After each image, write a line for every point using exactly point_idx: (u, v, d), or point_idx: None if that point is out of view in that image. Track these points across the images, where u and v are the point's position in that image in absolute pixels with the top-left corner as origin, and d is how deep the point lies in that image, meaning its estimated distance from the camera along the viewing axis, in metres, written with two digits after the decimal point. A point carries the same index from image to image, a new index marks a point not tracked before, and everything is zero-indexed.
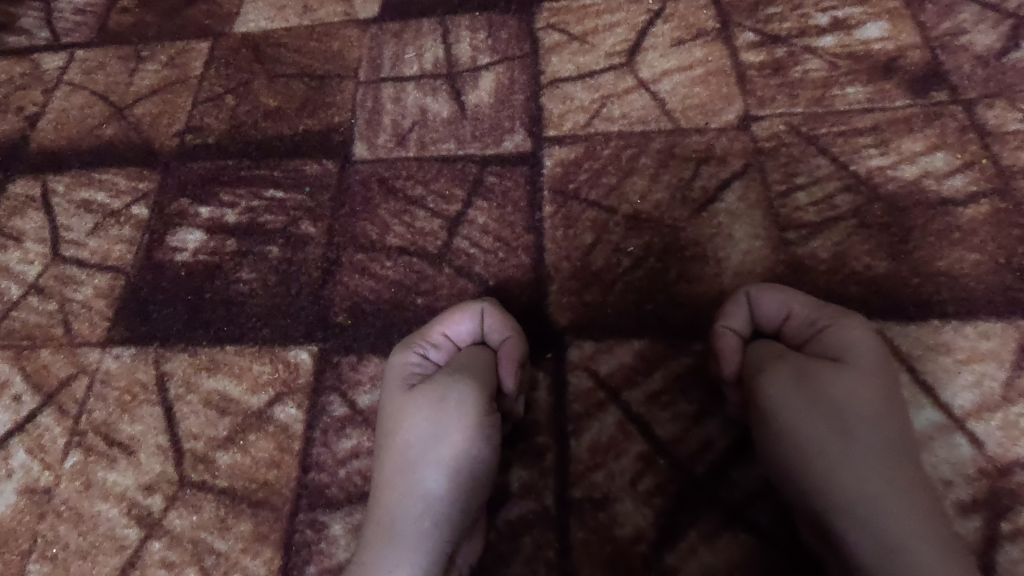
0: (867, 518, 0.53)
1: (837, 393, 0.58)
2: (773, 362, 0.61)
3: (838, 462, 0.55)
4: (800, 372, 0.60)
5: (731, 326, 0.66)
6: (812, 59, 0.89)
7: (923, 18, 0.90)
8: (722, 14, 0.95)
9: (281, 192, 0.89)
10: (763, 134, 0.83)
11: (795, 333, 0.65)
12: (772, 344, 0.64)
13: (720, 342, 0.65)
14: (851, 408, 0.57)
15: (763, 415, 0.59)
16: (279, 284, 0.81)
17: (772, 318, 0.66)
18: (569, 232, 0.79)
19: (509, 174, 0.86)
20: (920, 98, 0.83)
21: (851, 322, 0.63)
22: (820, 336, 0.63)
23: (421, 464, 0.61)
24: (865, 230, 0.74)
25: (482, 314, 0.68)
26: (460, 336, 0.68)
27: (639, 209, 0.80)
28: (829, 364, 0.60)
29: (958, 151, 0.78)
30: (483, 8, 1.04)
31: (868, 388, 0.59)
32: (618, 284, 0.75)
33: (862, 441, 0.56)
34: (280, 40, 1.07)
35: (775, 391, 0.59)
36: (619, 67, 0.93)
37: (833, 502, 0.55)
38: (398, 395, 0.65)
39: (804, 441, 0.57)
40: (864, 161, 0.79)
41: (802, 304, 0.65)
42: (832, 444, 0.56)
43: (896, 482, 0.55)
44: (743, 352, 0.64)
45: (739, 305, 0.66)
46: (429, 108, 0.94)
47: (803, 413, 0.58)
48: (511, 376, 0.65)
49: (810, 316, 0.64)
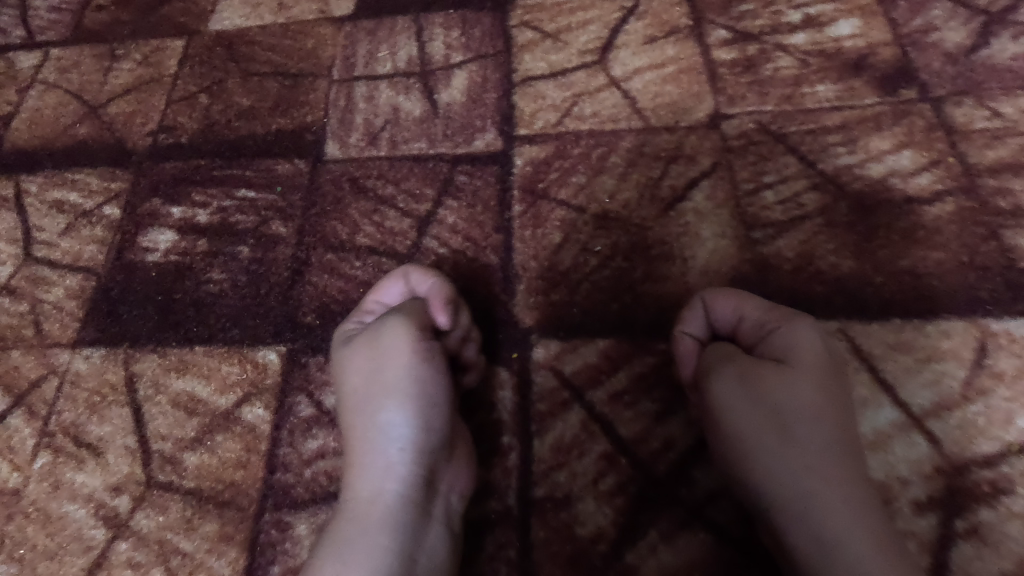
0: (811, 525, 0.54)
1: (784, 399, 0.58)
2: (722, 368, 0.61)
3: (772, 465, 0.57)
4: (744, 376, 0.60)
5: (688, 332, 0.66)
6: (783, 57, 0.89)
7: (895, 15, 0.89)
8: (695, 11, 0.95)
9: (253, 192, 0.89)
10: (732, 132, 0.83)
11: (749, 333, 0.65)
12: (723, 347, 0.64)
13: (677, 348, 0.66)
14: (797, 414, 0.58)
15: (713, 423, 0.61)
16: (249, 285, 0.81)
17: (727, 321, 0.65)
18: (537, 231, 0.79)
19: (479, 173, 0.85)
20: (889, 96, 0.83)
21: (799, 322, 0.62)
22: (770, 339, 0.63)
23: (376, 405, 0.62)
24: (830, 229, 0.74)
25: (405, 274, 0.72)
26: (392, 297, 0.71)
27: (608, 208, 0.80)
28: (775, 367, 0.60)
29: (925, 149, 0.78)
30: (457, 6, 1.03)
31: (815, 393, 0.59)
32: (585, 283, 0.75)
33: (806, 447, 0.57)
34: (255, 38, 1.07)
35: (723, 400, 0.60)
36: (591, 65, 0.93)
37: (778, 510, 0.56)
38: (343, 357, 0.67)
39: (744, 444, 0.58)
40: (832, 160, 0.79)
41: (753, 306, 0.64)
42: (778, 452, 0.57)
43: (841, 487, 0.55)
44: (699, 356, 0.65)
45: (693, 309, 0.66)
46: (401, 106, 0.94)
47: (750, 421, 0.59)
48: (443, 313, 0.68)
49: (760, 318, 0.64)
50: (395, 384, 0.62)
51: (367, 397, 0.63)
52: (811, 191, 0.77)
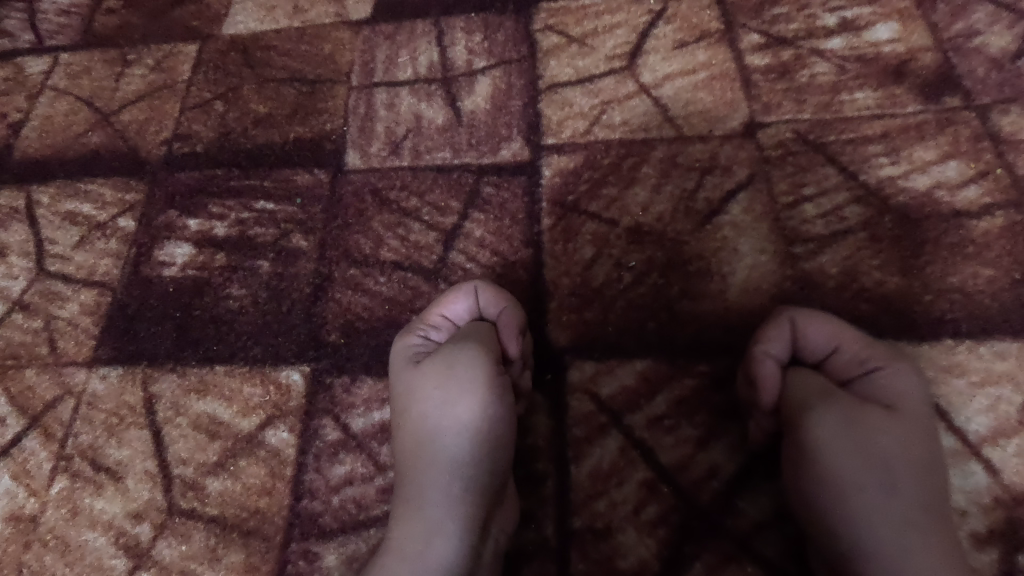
0: (901, 574, 0.51)
1: (889, 441, 0.55)
2: (825, 398, 0.58)
3: (875, 509, 0.53)
4: (850, 412, 0.57)
5: (774, 353, 0.62)
6: (819, 63, 0.86)
7: (935, 19, 0.86)
8: (726, 14, 0.92)
9: (271, 203, 0.87)
10: (769, 141, 0.80)
11: (843, 368, 0.62)
12: (818, 377, 0.60)
13: (761, 369, 0.61)
14: (900, 458, 0.55)
15: (807, 452, 0.56)
16: (270, 301, 0.78)
17: (818, 350, 0.63)
18: (569, 246, 0.77)
19: (506, 184, 0.83)
20: (932, 104, 0.80)
21: (903, 367, 0.60)
22: (873, 378, 0.60)
23: (441, 430, 0.59)
24: (875, 245, 0.71)
25: (475, 290, 0.67)
26: (458, 315, 0.67)
27: (641, 221, 0.77)
28: (881, 408, 0.57)
29: (972, 160, 0.75)
30: (479, 9, 1.01)
31: (917, 441, 0.56)
32: (620, 301, 0.72)
33: (907, 492, 0.54)
34: (270, 42, 1.04)
35: (824, 429, 0.56)
36: (619, 71, 0.90)
37: (865, 554, 0.52)
38: (405, 372, 0.63)
39: (844, 481, 0.54)
40: (874, 171, 0.76)
41: (855, 341, 0.62)
42: (879, 497, 0.54)
43: (934, 541, 0.52)
44: (784, 380, 0.61)
45: (785, 331, 0.63)
46: (423, 114, 0.91)
47: (852, 455, 0.55)
48: (513, 342, 0.64)
49: (862, 354, 0.61)
50: (464, 412, 0.58)
51: (431, 420, 0.59)
52: (854, 204, 0.74)
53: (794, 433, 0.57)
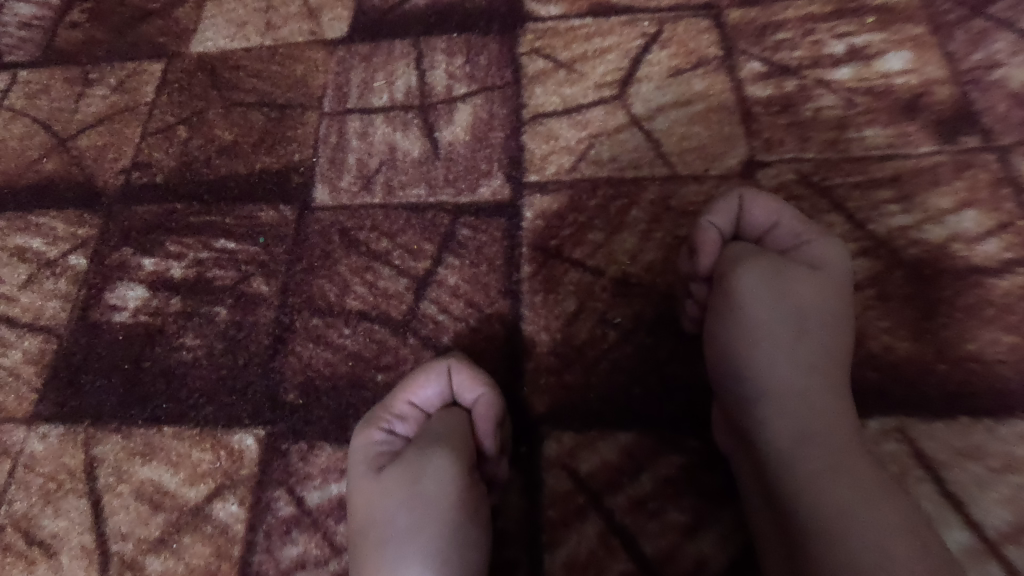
0: (784, 414, 0.54)
1: (806, 298, 0.58)
2: (753, 259, 0.60)
3: (774, 351, 0.56)
4: (773, 267, 0.59)
5: (715, 223, 0.63)
6: (826, 95, 0.79)
7: (952, 48, 0.80)
8: (725, 39, 0.86)
9: (232, 242, 0.81)
10: (769, 184, 0.74)
11: (777, 238, 0.63)
12: (751, 247, 0.62)
13: (700, 238, 0.62)
14: (813, 316, 0.57)
15: (728, 307, 0.59)
16: (225, 353, 0.72)
17: (758, 225, 0.63)
18: (549, 298, 0.71)
19: (484, 226, 0.76)
20: (948, 144, 0.73)
21: (834, 241, 0.62)
22: (803, 247, 0.62)
23: (404, 554, 0.52)
24: (884, 304, 0.65)
25: (449, 372, 0.60)
26: (428, 401, 0.60)
27: (628, 271, 0.71)
28: (806, 274, 0.59)
29: (991, 209, 0.68)
30: (461, 30, 0.94)
31: (830, 298, 0.58)
32: (603, 362, 0.66)
33: (815, 353, 0.56)
34: (239, 62, 0.98)
35: (746, 285, 0.58)
36: (609, 100, 0.83)
37: (762, 406, 0.55)
38: (366, 482, 0.57)
39: (749, 319, 0.57)
40: (884, 220, 0.70)
41: (791, 216, 0.63)
42: (780, 322, 0.57)
43: (828, 395, 0.55)
44: (722, 248, 0.62)
45: (729, 205, 0.63)
46: (398, 145, 0.85)
47: (770, 306, 0.58)
48: (489, 437, 0.58)
49: (796, 230, 0.62)
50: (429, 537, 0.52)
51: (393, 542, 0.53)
52: (862, 256, 0.68)
53: (721, 292, 0.60)
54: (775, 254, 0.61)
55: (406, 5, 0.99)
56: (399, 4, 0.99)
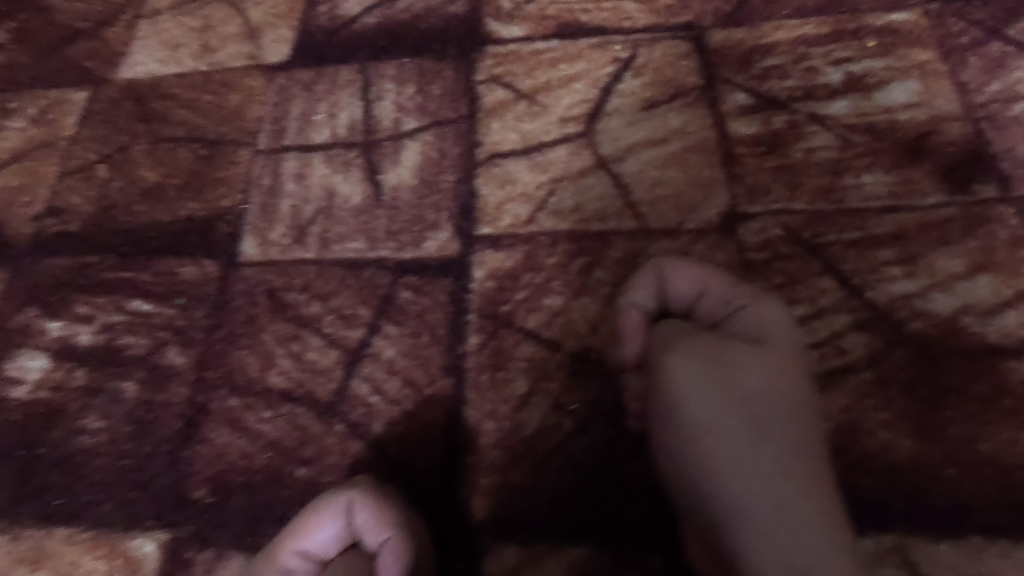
0: (765, 533, 0.46)
1: (750, 383, 0.50)
2: (683, 342, 0.52)
3: (736, 455, 0.48)
4: (709, 351, 0.51)
5: (637, 305, 0.55)
6: (820, 132, 0.69)
7: (965, 77, 0.69)
8: (706, 67, 0.76)
9: (148, 304, 0.72)
10: (752, 240, 0.64)
11: (708, 310, 0.55)
12: (684, 324, 0.54)
13: (623, 322, 0.55)
14: (763, 401, 0.50)
15: (665, 406, 0.51)
16: (131, 439, 0.64)
17: (683, 297, 0.55)
18: (496, 378, 0.61)
19: (427, 288, 0.67)
20: (959, 194, 0.63)
21: (770, 301, 0.54)
22: (737, 317, 0.54)
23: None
24: (882, 391, 0.56)
25: (349, 511, 0.53)
26: (321, 548, 0.53)
27: (587, 346, 0.62)
28: (747, 353, 0.51)
29: (1009, 275, 0.59)
30: (414, 54, 0.84)
31: (783, 375, 0.51)
32: (554, 459, 0.57)
33: (773, 443, 0.49)
34: (170, 90, 0.89)
35: (682, 377, 0.50)
36: (574, 138, 0.74)
37: (734, 526, 0.47)
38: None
39: (701, 420, 0.49)
40: (883, 286, 0.60)
41: (716, 280, 0.54)
42: (736, 418, 0.49)
43: (809, 498, 0.47)
44: (648, 332, 0.55)
45: (649, 278, 0.56)
46: (336, 189, 0.75)
47: (712, 400, 0.50)
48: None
49: (726, 294, 0.54)
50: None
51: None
52: (857, 330, 0.58)
53: (654, 390, 0.52)
54: (708, 331, 0.53)
55: (355, 25, 0.89)
56: (348, 24, 0.90)
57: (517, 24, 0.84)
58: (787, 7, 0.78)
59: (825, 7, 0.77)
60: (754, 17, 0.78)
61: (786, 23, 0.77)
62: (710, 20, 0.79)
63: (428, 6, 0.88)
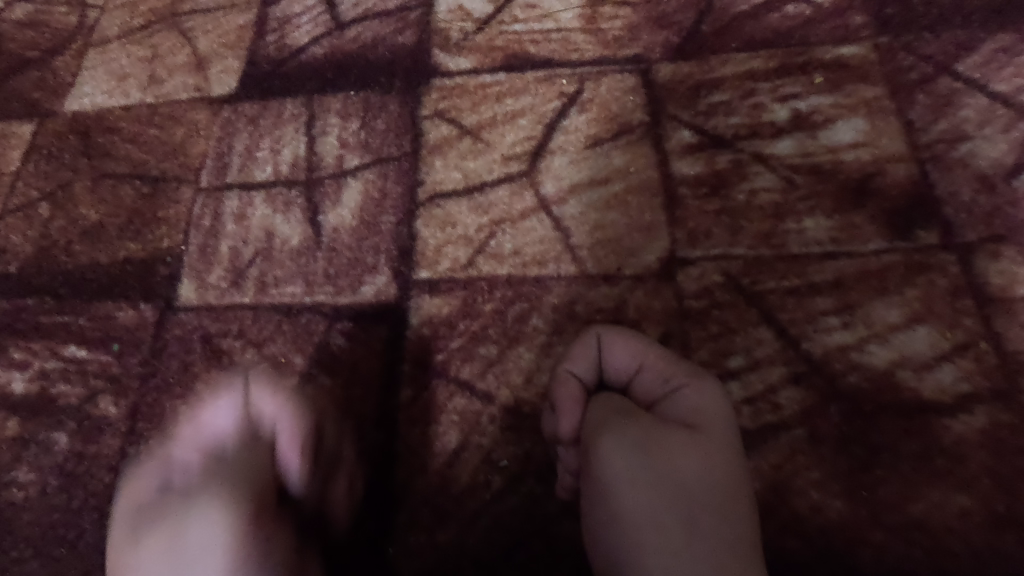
0: None
1: (686, 477, 0.48)
2: (617, 424, 0.49)
3: (672, 558, 0.46)
4: (647, 440, 0.48)
5: (575, 375, 0.52)
6: (764, 174, 0.68)
7: (912, 115, 0.68)
8: (653, 102, 0.74)
9: (83, 350, 0.71)
10: (691, 287, 0.63)
11: (647, 388, 0.52)
12: (620, 400, 0.51)
13: (560, 393, 0.52)
14: (701, 497, 0.47)
15: (600, 498, 0.48)
16: (59, 493, 0.63)
17: (623, 370, 0.53)
18: (427, 432, 0.60)
19: (362, 335, 0.66)
20: (900, 239, 0.62)
21: (709, 381, 0.51)
22: (675, 398, 0.51)
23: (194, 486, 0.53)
24: (815, 449, 0.54)
25: None
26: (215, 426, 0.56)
27: (521, 398, 0.60)
28: (682, 441, 0.49)
29: (947, 326, 0.57)
30: (360, 86, 0.83)
31: (721, 469, 0.48)
32: (483, 517, 0.57)
33: (700, 539, 0.46)
34: (115, 123, 0.87)
35: (613, 464, 0.48)
36: (517, 177, 0.72)
37: None
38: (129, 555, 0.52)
39: (636, 517, 0.47)
40: (821, 337, 0.58)
41: (655, 357, 0.52)
42: (673, 516, 0.47)
43: None
44: (585, 407, 0.52)
45: (588, 348, 0.53)
46: (276, 230, 0.74)
47: (641, 489, 0.47)
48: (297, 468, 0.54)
49: (663, 372, 0.52)
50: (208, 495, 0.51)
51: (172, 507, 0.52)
52: (793, 385, 0.57)
53: (586, 475, 0.49)
54: (647, 414, 0.50)
55: (303, 55, 0.88)
56: (295, 54, 0.88)
57: (465, 56, 0.83)
58: (736, 40, 0.77)
59: (774, 40, 0.76)
60: (702, 50, 0.77)
61: (735, 57, 0.75)
62: (658, 53, 0.78)
63: (376, 37, 0.87)
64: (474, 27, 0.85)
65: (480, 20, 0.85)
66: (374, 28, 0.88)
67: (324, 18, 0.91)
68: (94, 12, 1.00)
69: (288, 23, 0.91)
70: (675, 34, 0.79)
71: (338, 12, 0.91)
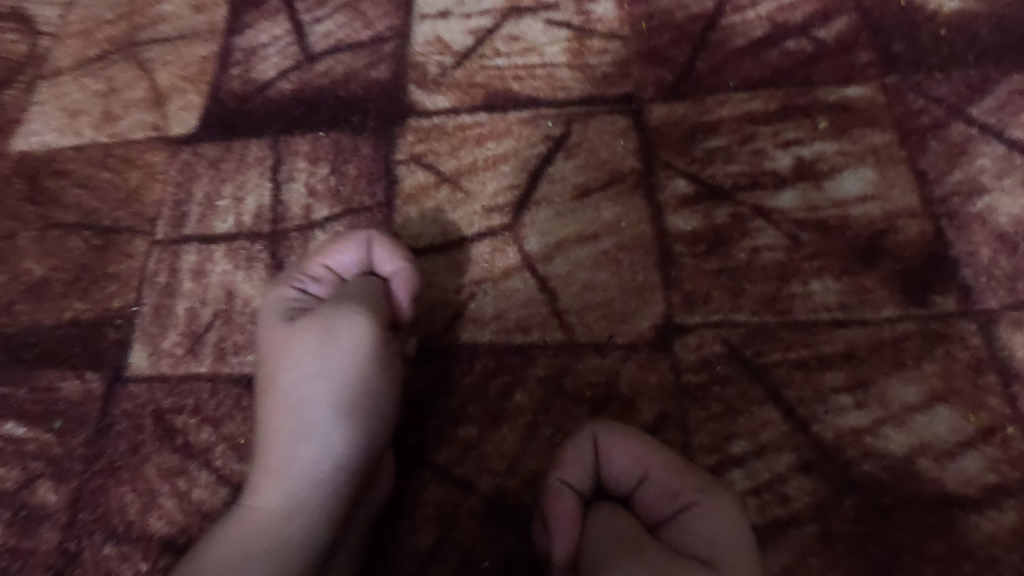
0: None
1: None
2: (616, 551, 0.43)
3: None
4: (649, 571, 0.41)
5: (568, 483, 0.48)
6: (766, 228, 0.62)
7: (924, 164, 0.63)
8: (645, 148, 0.69)
9: (22, 426, 0.64)
10: (689, 358, 0.57)
11: (653, 508, 0.47)
12: (622, 522, 0.46)
13: (550, 506, 0.48)
14: None
15: None
16: None
17: (624, 479, 0.48)
18: (400, 526, 0.55)
19: None
20: (916, 306, 0.56)
21: (723, 499, 0.45)
22: (687, 519, 0.45)
23: (351, 309, 0.57)
24: (829, 549, 0.49)
25: None
26: (344, 266, 0.62)
27: (504, 487, 0.55)
28: (690, 572, 0.41)
29: (970, 406, 0.52)
30: (329, 126, 0.77)
31: None
32: None
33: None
34: (65, 165, 0.81)
35: None
36: (498, 231, 0.67)
37: None
38: (275, 356, 0.57)
39: None
40: (832, 418, 0.53)
41: (661, 465, 0.47)
42: None
43: None
44: (580, 526, 0.47)
45: (582, 454, 0.48)
46: (238, 290, 0.68)
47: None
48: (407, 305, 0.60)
49: (670, 486, 0.46)
50: (346, 309, 0.57)
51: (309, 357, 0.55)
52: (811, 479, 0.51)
53: None
54: (651, 539, 0.44)
55: (269, 91, 0.82)
56: (261, 90, 0.82)
57: (443, 93, 0.77)
58: (733, 79, 0.71)
59: (773, 79, 0.71)
60: (697, 89, 0.72)
61: (731, 98, 0.70)
62: (649, 92, 0.73)
63: (348, 72, 0.81)
64: (452, 61, 0.79)
65: (459, 54, 0.80)
66: (346, 61, 0.82)
67: (293, 50, 0.85)
68: (46, 41, 0.93)
69: (254, 56, 0.85)
70: (667, 71, 0.74)
71: (307, 44, 0.85)
